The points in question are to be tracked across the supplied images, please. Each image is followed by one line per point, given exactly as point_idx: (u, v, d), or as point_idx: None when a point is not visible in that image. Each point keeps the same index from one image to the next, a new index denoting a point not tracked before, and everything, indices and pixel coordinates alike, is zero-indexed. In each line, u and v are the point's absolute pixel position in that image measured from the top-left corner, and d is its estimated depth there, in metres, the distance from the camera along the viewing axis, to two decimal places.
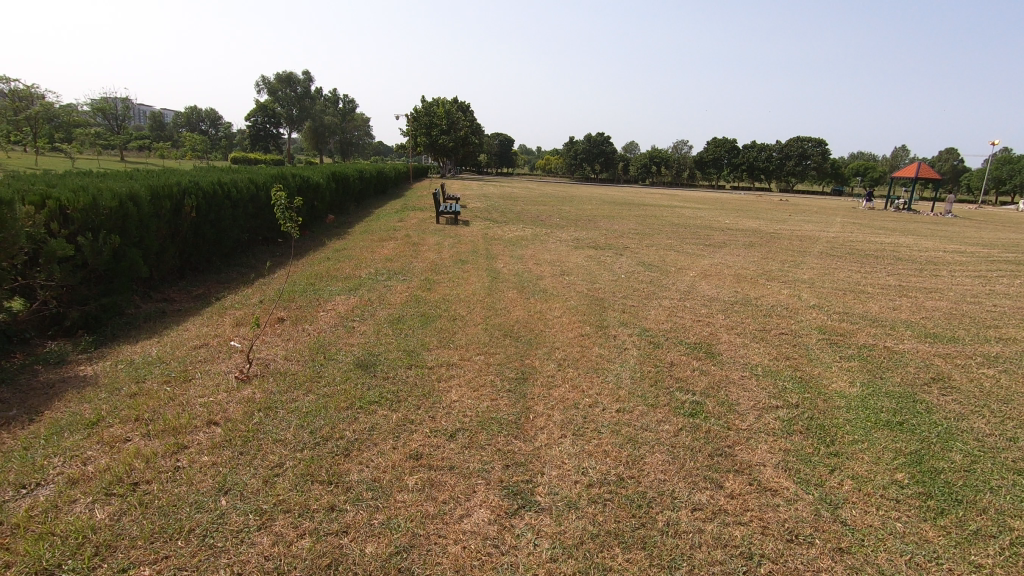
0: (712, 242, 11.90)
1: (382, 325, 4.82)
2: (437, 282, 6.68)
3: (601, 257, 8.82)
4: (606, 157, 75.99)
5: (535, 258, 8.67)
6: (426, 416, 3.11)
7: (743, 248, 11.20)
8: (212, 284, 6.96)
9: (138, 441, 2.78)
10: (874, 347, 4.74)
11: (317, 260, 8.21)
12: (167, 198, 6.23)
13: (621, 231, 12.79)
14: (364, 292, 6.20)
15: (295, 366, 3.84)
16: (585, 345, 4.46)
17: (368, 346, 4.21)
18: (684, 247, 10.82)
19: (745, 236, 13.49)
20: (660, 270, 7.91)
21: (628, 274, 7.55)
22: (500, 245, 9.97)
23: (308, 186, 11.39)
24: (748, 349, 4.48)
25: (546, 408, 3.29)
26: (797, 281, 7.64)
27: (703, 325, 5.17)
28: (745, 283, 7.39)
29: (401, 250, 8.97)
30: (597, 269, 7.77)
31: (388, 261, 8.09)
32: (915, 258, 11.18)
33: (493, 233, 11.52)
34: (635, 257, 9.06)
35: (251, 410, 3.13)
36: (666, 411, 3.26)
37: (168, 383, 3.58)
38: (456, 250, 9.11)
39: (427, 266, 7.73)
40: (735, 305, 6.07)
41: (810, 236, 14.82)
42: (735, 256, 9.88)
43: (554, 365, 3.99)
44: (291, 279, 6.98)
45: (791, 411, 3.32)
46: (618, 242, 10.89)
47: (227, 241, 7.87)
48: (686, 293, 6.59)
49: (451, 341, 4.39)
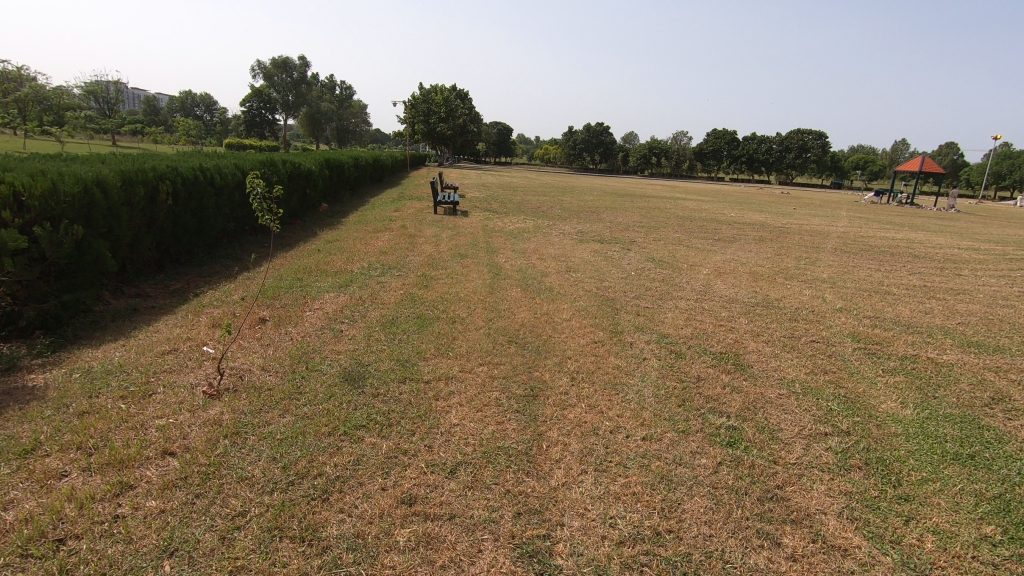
0: (720, 236, 11.45)
1: (374, 329, 4.35)
2: (435, 279, 6.20)
3: (608, 253, 8.35)
4: (606, 147, 75.29)
5: (539, 252, 8.20)
6: (421, 446, 2.65)
7: (754, 243, 10.74)
8: (192, 278, 6.46)
9: (75, 478, 2.31)
10: (916, 359, 4.30)
11: (306, 253, 7.71)
12: (140, 185, 5.72)
13: (626, 224, 12.32)
14: (355, 289, 5.71)
15: (273, 379, 3.37)
16: (599, 354, 4.01)
17: (357, 355, 3.74)
18: (692, 241, 10.37)
19: (753, 230, 13.04)
20: (672, 267, 7.45)
21: (638, 271, 7.08)
22: (501, 237, 9.48)
23: (300, 174, 10.86)
24: (780, 360, 4.04)
25: (561, 435, 2.83)
26: (817, 280, 7.19)
27: (727, 331, 4.71)
28: (763, 282, 6.94)
29: (396, 243, 8.48)
30: (605, 266, 7.30)
31: (382, 254, 7.60)
32: (932, 255, 10.73)
33: (493, 224, 11.02)
34: (644, 252, 8.59)
35: (214, 436, 2.66)
36: (700, 440, 2.81)
37: (125, 398, 3.11)
38: (455, 243, 8.62)
39: (424, 261, 7.25)
40: (756, 307, 5.62)
41: (819, 230, 14.39)
42: (747, 252, 9.43)
43: (566, 379, 3.54)
44: (278, 274, 6.49)
45: (844, 440, 2.87)
46: (624, 236, 10.42)
47: (210, 230, 7.36)
48: (702, 292, 6.14)
49: (449, 349, 3.93)
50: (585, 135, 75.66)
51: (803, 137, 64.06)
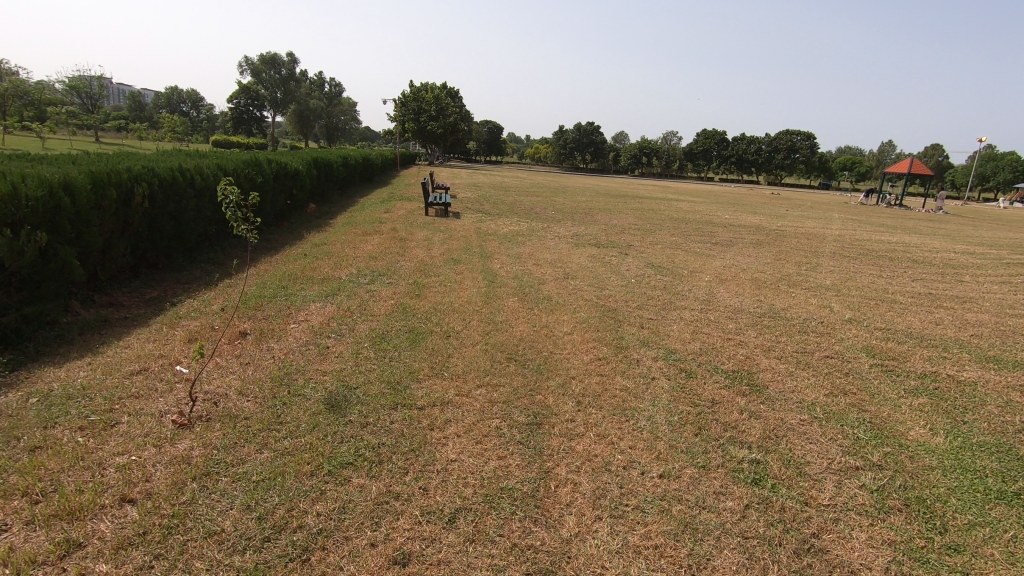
0: (718, 240, 11.24)
1: (363, 344, 4.05)
2: (428, 287, 5.91)
3: (606, 258, 8.11)
4: (597, 146, 75.25)
5: (534, 257, 7.93)
6: (415, 488, 2.37)
7: (752, 247, 10.55)
8: (170, 286, 6.11)
9: (15, 534, 2.00)
10: (936, 376, 4.08)
11: (292, 259, 7.38)
12: (113, 188, 5.39)
13: (621, 227, 12.09)
14: (343, 298, 5.41)
15: (251, 405, 3.07)
16: (605, 373, 3.74)
17: (344, 376, 3.45)
18: (689, 245, 10.15)
19: (750, 233, 12.87)
20: (672, 274, 7.22)
21: (638, 278, 6.84)
22: (495, 241, 9.19)
23: (287, 174, 10.51)
24: (796, 380, 3.80)
25: (570, 472, 2.56)
26: (821, 288, 6.99)
27: (736, 346, 4.47)
28: (766, 290, 6.72)
29: (387, 247, 8.17)
30: (604, 272, 7.05)
31: (371, 260, 7.28)
32: (931, 260, 10.61)
33: (486, 227, 10.73)
34: (642, 258, 8.36)
35: (181, 478, 2.35)
36: (723, 478, 2.55)
37: (84, 430, 2.79)
38: (448, 247, 8.33)
39: (415, 267, 6.95)
40: (763, 318, 5.39)
41: (815, 233, 14.26)
42: (746, 257, 9.22)
43: (571, 403, 3.27)
44: (261, 281, 6.17)
45: (878, 476, 2.63)
46: (620, 240, 10.18)
47: (190, 234, 7.01)
48: (706, 302, 5.90)
49: (444, 369, 3.64)
50: (576, 135, 75.51)
51: (792, 138, 64.38)
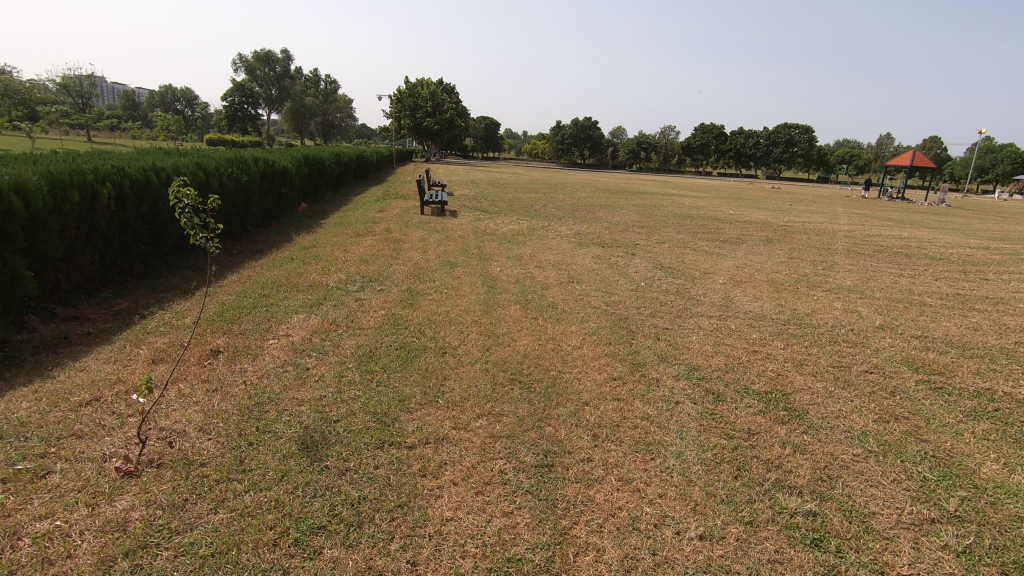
0: (726, 237, 10.80)
1: (347, 365, 3.59)
2: (422, 294, 5.45)
3: (611, 259, 7.66)
4: (594, 141, 74.75)
5: (536, 259, 7.48)
6: (401, 562, 1.91)
7: (762, 244, 10.11)
8: (143, 295, 5.65)
9: None
10: (991, 393, 3.64)
11: (278, 264, 6.91)
12: (74, 190, 4.93)
13: (625, 224, 11.64)
14: (330, 309, 4.95)
15: (213, 446, 2.61)
16: (623, 397, 3.29)
17: (323, 408, 2.99)
18: (697, 244, 9.71)
19: (758, 230, 12.43)
20: (684, 276, 6.78)
21: (648, 281, 6.39)
22: (494, 241, 8.73)
23: (276, 172, 10.04)
24: (838, 403, 3.36)
25: (591, 534, 2.11)
26: (842, 290, 6.56)
27: (764, 360, 4.03)
28: (785, 293, 6.27)
29: (379, 249, 7.70)
30: (611, 275, 6.60)
31: (362, 263, 6.82)
32: (949, 256, 10.17)
33: (485, 226, 10.26)
34: (650, 258, 7.92)
35: (111, 555, 1.90)
36: (776, 539, 2.10)
37: (8, 481, 2.32)
38: (444, 249, 7.87)
39: (409, 271, 6.49)
40: (788, 325, 4.95)
41: (824, 228, 13.83)
42: (758, 255, 8.79)
43: (587, 437, 2.81)
44: (243, 289, 5.71)
45: (961, 531, 2.18)
46: (625, 239, 9.74)
47: (167, 238, 6.55)
48: (723, 307, 5.46)
49: (439, 395, 3.19)
50: (573, 130, 75.01)
51: (792, 132, 63.86)
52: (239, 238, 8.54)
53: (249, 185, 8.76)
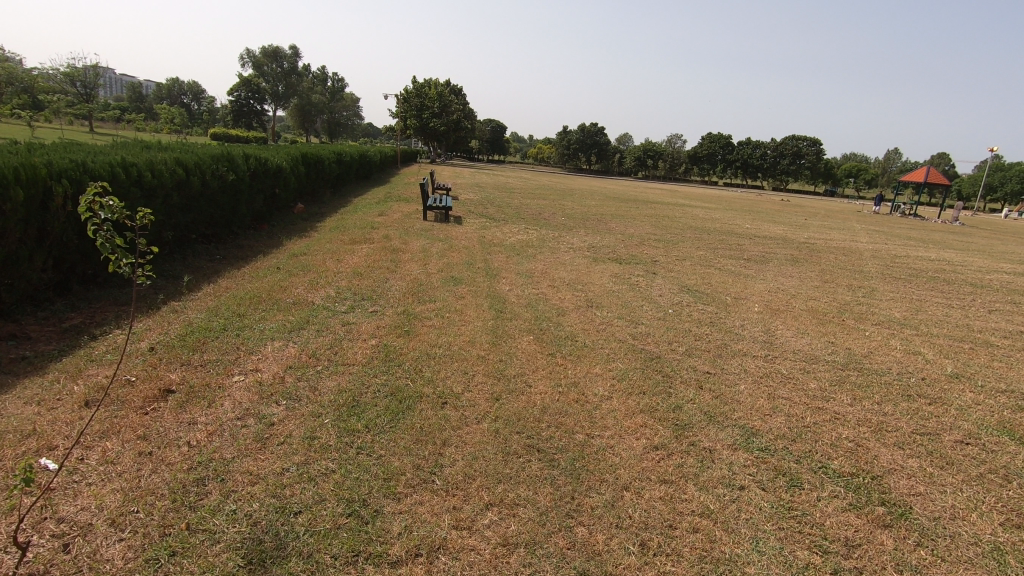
0: (748, 255, 10.07)
1: (322, 421, 2.87)
2: (422, 319, 4.74)
3: (631, 278, 6.97)
4: (601, 148, 74.25)
5: (548, 276, 6.77)
6: None
7: (789, 264, 9.41)
8: (101, 308, 4.93)
9: None
10: None
11: (262, 274, 6.20)
12: (20, 188, 4.26)
13: (641, 237, 10.95)
14: (313, 334, 4.24)
15: (122, 557, 1.89)
16: (671, 480, 2.57)
17: (282, 491, 2.27)
18: (720, 262, 8.99)
19: (780, 247, 11.73)
20: (714, 301, 6.08)
21: (676, 307, 5.69)
22: (502, 253, 8.02)
23: (269, 170, 9.36)
24: (945, 492, 2.63)
25: None
26: (893, 323, 5.84)
27: (834, 423, 3.31)
28: (831, 325, 5.56)
29: (376, 260, 6.99)
30: (634, 299, 5.91)
31: (356, 277, 6.11)
32: (990, 283, 9.45)
33: (492, 235, 9.56)
34: (673, 278, 7.23)
35: None
36: None
37: None
38: (447, 261, 7.16)
39: (408, 288, 5.79)
40: (848, 372, 4.23)
41: (848, 247, 13.14)
42: (788, 277, 8.10)
43: (633, 549, 2.09)
44: (216, 306, 4.99)
45: None
46: (642, 254, 9.03)
47: None
48: (766, 344, 4.73)
49: (435, 472, 2.48)
50: (580, 135, 74.49)
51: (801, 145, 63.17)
52: (224, 242, 7.85)
53: (237, 184, 8.08)
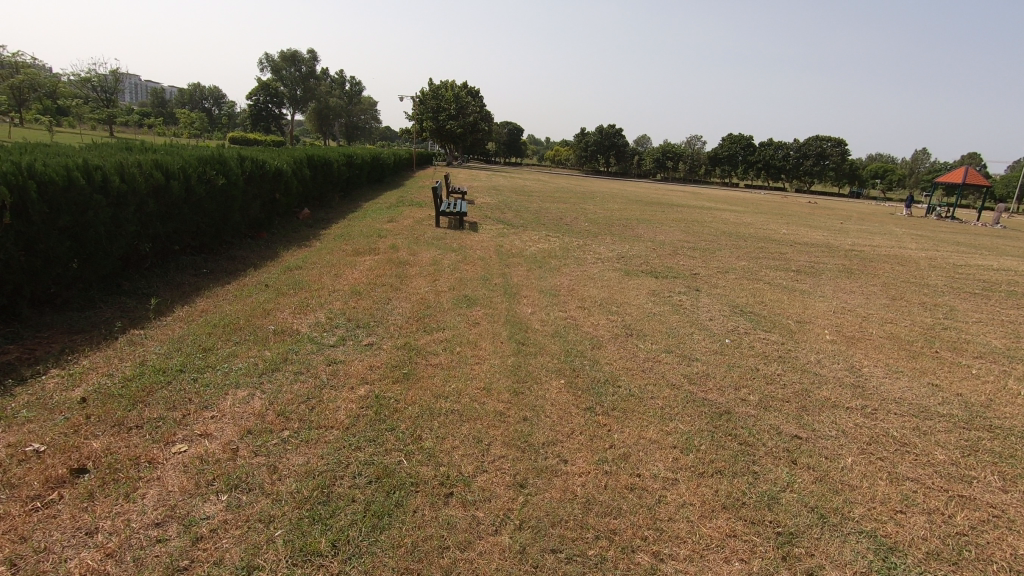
0: (796, 265, 9.07)
1: (272, 536, 2.00)
2: (426, 355, 3.87)
3: (672, 296, 6.05)
4: (620, 149, 73.09)
5: (577, 295, 5.87)
6: None
7: (844, 276, 8.39)
8: (50, 336, 4.15)
9: None
10: None
11: (247, 294, 5.40)
12: None
13: (674, 245, 9.99)
14: (290, 379, 3.39)
15: None
16: None
17: None
18: (767, 274, 8.02)
19: (827, 256, 10.68)
20: (775, 327, 5.13)
21: (732, 335, 4.75)
22: (523, 266, 7.13)
23: (267, 174, 8.58)
24: None
25: None
26: (998, 356, 4.82)
27: (999, 527, 2.34)
28: (925, 360, 4.56)
29: (380, 275, 6.14)
30: (679, 324, 4.99)
31: (354, 297, 5.27)
32: None
33: (511, 244, 8.67)
34: (719, 296, 6.29)
35: None
36: None
37: None
38: (460, 276, 6.29)
39: (413, 311, 4.92)
40: (978, 434, 3.24)
41: (900, 255, 12.02)
42: (848, 293, 7.10)
43: None
44: (182, 337, 4.19)
45: None
46: (679, 265, 8.10)
47: (105, 257, 5.09)
48: (857, 390, 3.77)
49: None
50: (598, 137, 73.44)
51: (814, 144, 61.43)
52: (214, 254, 7.09)
53: (230, 189, 7.31)
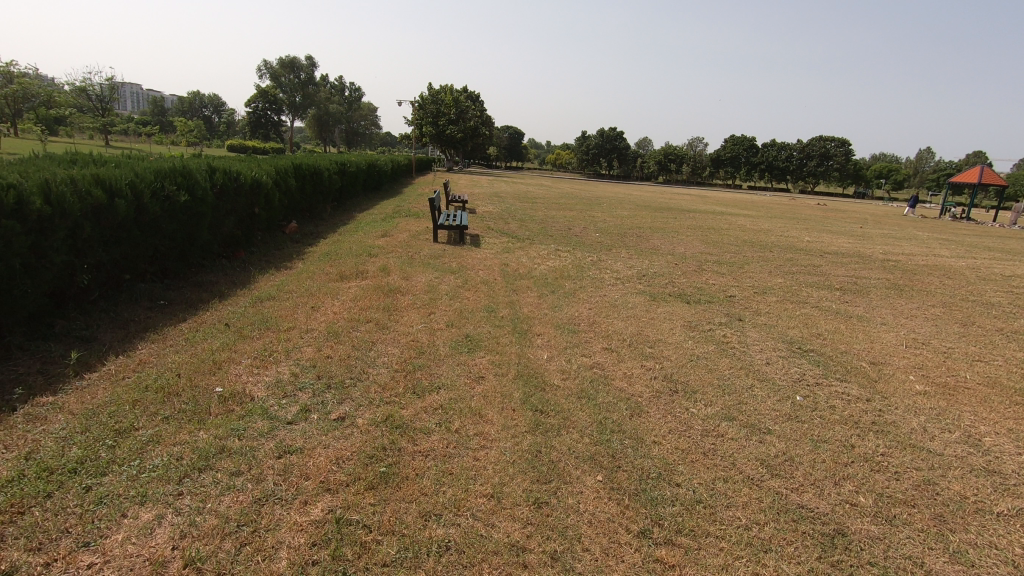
0: (837, 281, 8.09)
1: None
2: (416, 436, 2.90)
3: (713, 329, 5.08)
4: (622, 153, 72.26)
5: (600, 330, 4.90)
6: None
7: (896, 295, 7.41)
8: None
9: None
10: None
11: (202, 336, 4.45)
12: None
13: (698, 260, 9.03)
14: (223, 485, 2.43)
15: None
16: None
17: None
18: (810, 294, 7.05)
19: (865, 268, 9.68)
20: (849, 374, 4.15)
21: (802, 390, 3.77)
22: (534, 290, 6.16)
23: (243, 187, 7.64)
24: None
25: None
26: None
27: None
28: None
29: (366, 308, 5.18)
30: (732, 372, 4.02)
31: (330, 340, 4.31)
32: None
33: (518, 262, 7.71)
34: (766, 326, 5.33)
35: None
36: None
37: None
38: (460, 306, 5.33)
39: (402, 360, 3.96)
40: None
41: (940, 265, 11.03)
42: (909, 318, 6.13)
43: None
44: (100, 407, 3.22)
45: None
46: (710, 285, 7.13)
47: (23, 296, 4.14)
48: (996, 480, 2.79)
49: None
50: (600, 141, 72.60)
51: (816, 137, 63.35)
52: (176, 282, 6.16)
53: (195, 206, 6.36)
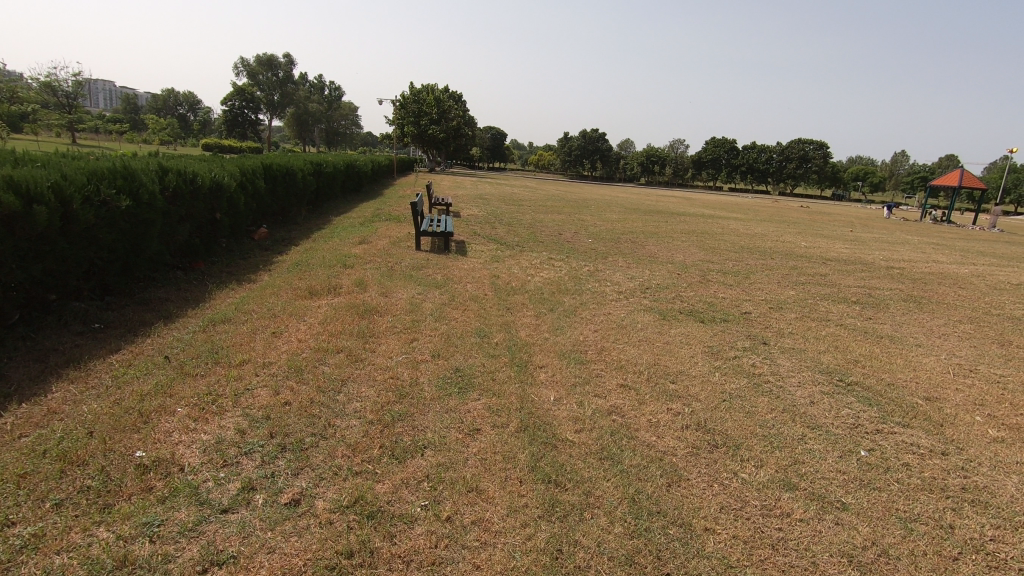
0: (851, 293, 7.53)
1: None
2: (395, 530, 2.17)
3: (739, 357, 4.42)
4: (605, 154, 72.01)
5: (612, 359, 4.21)
6: None
7: (918, 309, 6.85)
8: None
9: None
10: None
11: (134, 374, 3.65)
12: None
13: (701, 269, 8.41)
14: None
15: None
16: None
17: None
18: (829, 309, 6.45)
19: (874, 277, 9.15)
20: (909, 416, 3.51)
21: (865, 442, 3.11)
22: (530, 309, 5.44)
23: (200, 189, 6.79)
24: None
25: None
26: None
27: None
28: None
29: (337, 333, 4.42)
30: (777, 418, 3.34)
31: (290, 379, 3.55)
32: None
33: (510, 274, 6.99)
34: (796, 351, 4.69)
35: None
36: None
37: None
38: (446, 330, 4.60)
39: (378, 406, 3.21)
40: None
41: (946, 273, 10.57)
42: (944, 339, 5.54)
43: None
44: None
45: None
46: (720, 300, 6.49)
47: None
48: None
49: None
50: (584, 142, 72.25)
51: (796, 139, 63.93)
52: (116, 300, 5.32)
53: (141, 212, 5.53)
